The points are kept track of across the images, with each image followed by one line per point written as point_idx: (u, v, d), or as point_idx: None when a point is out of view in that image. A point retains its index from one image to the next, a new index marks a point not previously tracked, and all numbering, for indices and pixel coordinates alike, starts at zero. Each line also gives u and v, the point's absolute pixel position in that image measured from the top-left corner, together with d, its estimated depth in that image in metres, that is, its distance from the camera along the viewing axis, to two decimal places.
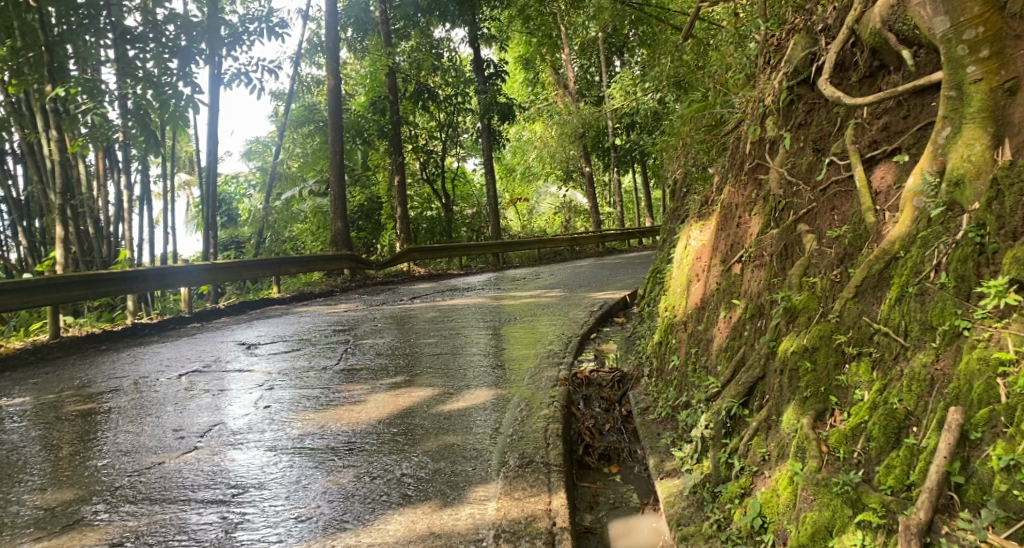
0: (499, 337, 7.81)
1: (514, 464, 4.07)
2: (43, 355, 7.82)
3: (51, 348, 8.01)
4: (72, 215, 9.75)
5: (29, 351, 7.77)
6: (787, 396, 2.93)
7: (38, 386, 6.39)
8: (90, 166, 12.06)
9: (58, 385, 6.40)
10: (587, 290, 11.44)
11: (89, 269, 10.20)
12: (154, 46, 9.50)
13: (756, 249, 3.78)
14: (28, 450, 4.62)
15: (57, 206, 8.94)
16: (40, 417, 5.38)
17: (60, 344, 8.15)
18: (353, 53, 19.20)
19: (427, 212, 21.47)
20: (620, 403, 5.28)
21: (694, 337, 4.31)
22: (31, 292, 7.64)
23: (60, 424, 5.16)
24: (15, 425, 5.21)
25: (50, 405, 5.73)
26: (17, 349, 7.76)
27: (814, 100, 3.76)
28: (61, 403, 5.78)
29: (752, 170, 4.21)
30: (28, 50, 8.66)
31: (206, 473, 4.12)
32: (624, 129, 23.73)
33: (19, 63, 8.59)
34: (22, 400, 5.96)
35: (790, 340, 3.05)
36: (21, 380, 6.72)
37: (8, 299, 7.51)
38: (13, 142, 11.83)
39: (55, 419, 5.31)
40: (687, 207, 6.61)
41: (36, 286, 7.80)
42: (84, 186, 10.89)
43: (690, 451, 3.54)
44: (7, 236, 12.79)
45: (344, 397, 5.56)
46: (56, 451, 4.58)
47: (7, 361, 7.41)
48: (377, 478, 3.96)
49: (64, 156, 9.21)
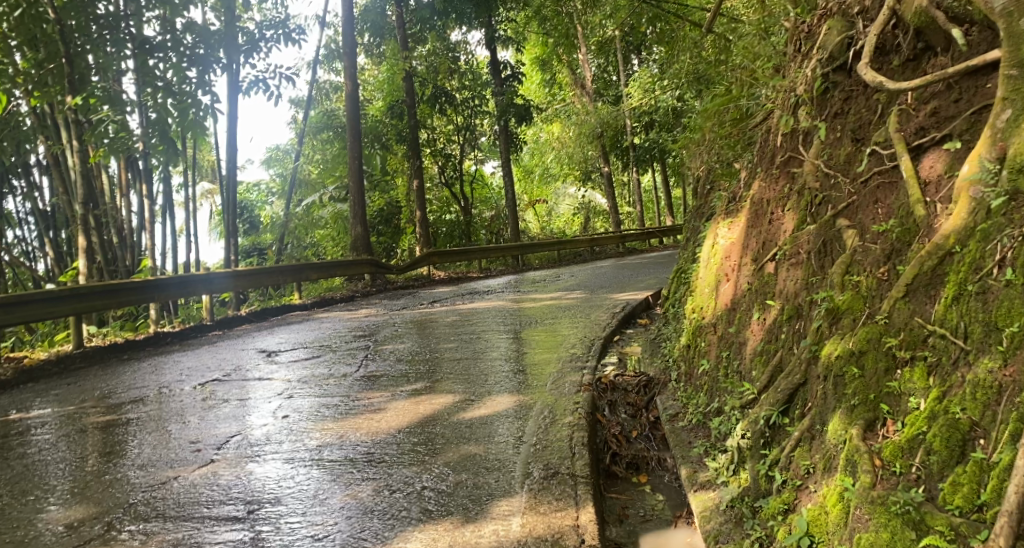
0: (521, 341, 7.63)
1: (539, 475, 3.88)
2: (65, 365, 7.75)
3: (72, 358, 7.93)
4: (94, 225, 9.69)
5: (51, 362, 7.70)
6: (833, 405, 2.73)
7: (59, 398, 6.30)
8: (113, 176, 12.03)
9: (79, 396, 6.32)
10: (608, 291, 11.23)
11: (112, 279, 10.15)
12: (173, 56, 9.34)
13: (792, 247, 3.58)
14: (46, 463, 4.52)
15: (79, 217, 8.88)
16: (58, 430, 5.29)
17: (82, 354, 8.08)
18: (370, 58, 19.14)
19: (446, 215, 21.36)
20: (647, 410, 5.09)
21: (725, 340, 4.11)
22: (54, 303, 7.57)
23: (80, 437, 5.07)
24: (36, 437, 5.13)
25: (70, 417, 5.65)
26: (39, 360, 7.69)
27: (852, 87, 3.54)
28: (82, 414, 5.69)
29: (784, 163, 4.01)
30: (49, 61, 8.49)
31: (221, 489, 3.98)
32: (643, 128, 23.49)
33: (43, 74, 8.55)
34: (44, 411, 5.89)
35: (833, 344, 2.85)
36: (43, 391, 6.64)
37: (30, 310, 7.45)
38: (38, 154, 11.85)
39: (74, 431, 5.22)
40: (712, 204, 6.42)
41: (59, 296, 7.73)
42: (106, 196, 10.83)
43: (725, 462, 3.34)
44: (34, 247, 12.83)
45: (363, 405, 5.41)
46: (75, 464, 4.48)
47: (30, 372, 7.33)
48: (396, 492, 3.79)
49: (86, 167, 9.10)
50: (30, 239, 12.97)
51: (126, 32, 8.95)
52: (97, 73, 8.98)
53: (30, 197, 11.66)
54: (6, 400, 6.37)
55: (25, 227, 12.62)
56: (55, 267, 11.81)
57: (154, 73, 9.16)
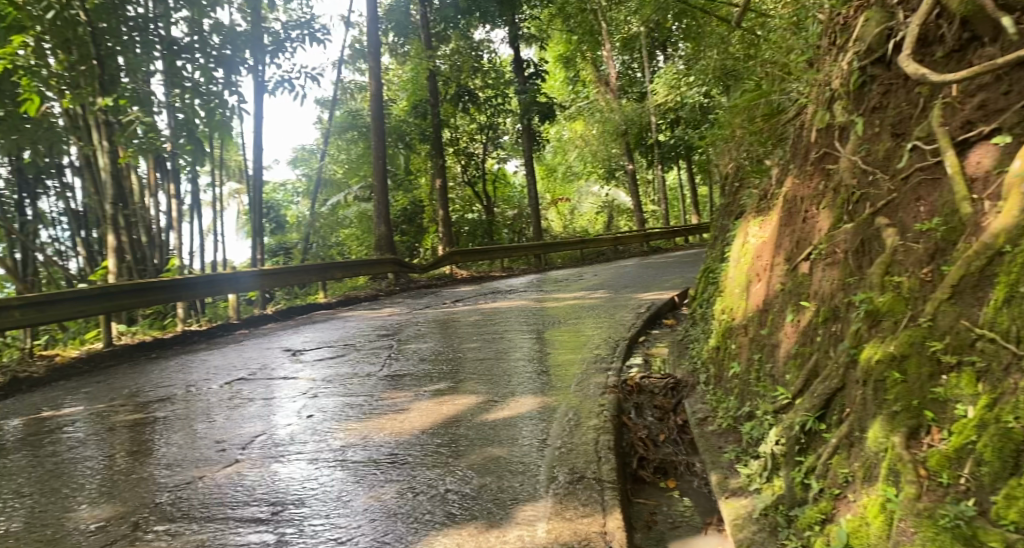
0: (545, 341, 7.55)
1: (565, 480, 3.80)
2: (95, 363, 7.81)
3: (102, 356, 7.99)
4: (124, 225, 9.76)
5: (82, 360, 7.76)
6: (872, 410, 2.63)
7: (88, 396, 6.33)
8: (143, 177, 12.11)
9: (108, 395, 6.34)
10: (633, 291, 11.11)
11: (142, 279, 10.22)
12: (201, 57, 9.36)
13: (827, 246, 3.46)
14: (76, 461, 4.53)
15: (109, 217, 8.93)
16: (87, 428, 5.30)
17: (112, 352, 8.13)
18: (394, 58, 19.16)
19: (469, 214, 21.32)
20: (675, 412, 4.98)
21: (757, 342, 4.00)
22: (85, 302, 7.62)
23: (110, 435, 5.07)
24: (67, 435, 5.15)
25: (100, 415, 5.67)
26: (70, 358, 7.75)
27: (891, 80, 3.42)
28: (111, 412, 5.71)
29: (819, 159, 3.89)
30: (82, 63, 8.51)
31: (245, 489, 3.95)
32: (668, 125, 23.29)
33: (76, 75, 8.47)
34: (74, 409, 5.92)
35: (873, 347, 2.74)
36: (73, 389, 6.68)
37: (62, 309, 7.50)
38: (71, 155, 11.96)
39: (104, 429, 5.23)
40: (741, 202, 6.29)
41: (89, 296, 7.78)
42: (137, 196, 10.91)
43: (757, 468, 3.24)
44: (67, 247, 12.97)
45: (387, 406, 5.37)
46: (104, 462, 4.48)
47: (61, 370, 7.39)
48: (420, 495, 3.73)
49: (117, 167, 9.16)
50: (63, 239, 13.12)
51: (154, 34, 9.04)
52: (128, 75, 8.99)
53: (62, 197, 11.78)
54: (37, 398, 6.42)
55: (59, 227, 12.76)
56: (86, 266, 11.92)
57: (182, 74, 9.22)
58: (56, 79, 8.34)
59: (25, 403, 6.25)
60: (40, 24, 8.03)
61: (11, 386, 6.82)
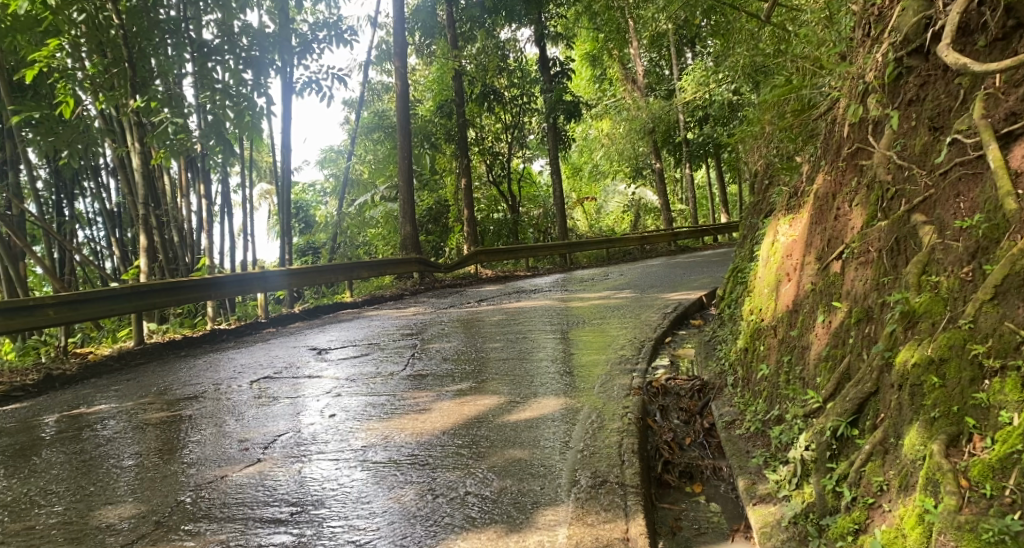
0: (569, 341, 7.46)
1: (587, 484, 3.71)
2: (126, 361, 7.86)
3: (133, 354, 8.04)
4: (156, 225, 9.84)
5: (113, 357, 7.82)
6: (909, 416, 2.51)
7: (118, 394, 6.36)
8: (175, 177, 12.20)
9: (137, 393, 6.37)
10: (659, 291, 10.97)
11: (173, 278, 10.29)
12: (230, 59, 9.34)
13: (860, 245, 3.34)
14: (103, 459, 4.54)
15: (140, 217, 9.00)
16: (115, 425, 5.33)
17: (142, 350, 8.18)
18: (421, 58, 19.17)
19: (494, 214, 21.26)
20: (701, 415, 4.87)
21: (787, 343, 3.87)
22: (118, 301, 7.67)
23: (138, 433, 5.09)
24: (98, 432, 5.18)
25: (129, 412, 5.70)
26: (102, 356, 7.82)
27: (929, 71, 3.29)
28: (140, 410, 5.73)
29: (852, 155, 3.77)
30: (114, 65, 8.63)
31: (266, 489, 3.91)
32: (696, 123, 23.05)
33: (109, 78, 8.63)
34: (104, 407, 5.95)
35: (909, 350, 2.62)
36: (104, 387, 6.72)
37: (95, 308, 7.55)
38: (106, 156, 12.07)
39: (133, 427, 5.25)
40: (772, 200, 6.15)
41: (121, 294, 7.83)
42: (169, 196, 10.98)
43: (786, 474, 3.13)
44: (101, 246, 13.10)
45: (408, 405, 5.32)
46: (132, 460, 4.48)
47: (93, 367, 7.45)
48: (439, 497, 3.67)
49: (149, 168, 9.23)
50: (98, 239, 13.25)
51: (186, 36, 9.01)
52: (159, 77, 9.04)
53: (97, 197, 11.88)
54: (69, 396, 6.47)
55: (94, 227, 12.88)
56: (120, 266, 12.03)
57: (212, 76, 9.20)
58: (89, 82, 8.44)
59: (57, 400, 6.30)
60: (74, 27, 8.13)
61: (44, 383, 6.88)
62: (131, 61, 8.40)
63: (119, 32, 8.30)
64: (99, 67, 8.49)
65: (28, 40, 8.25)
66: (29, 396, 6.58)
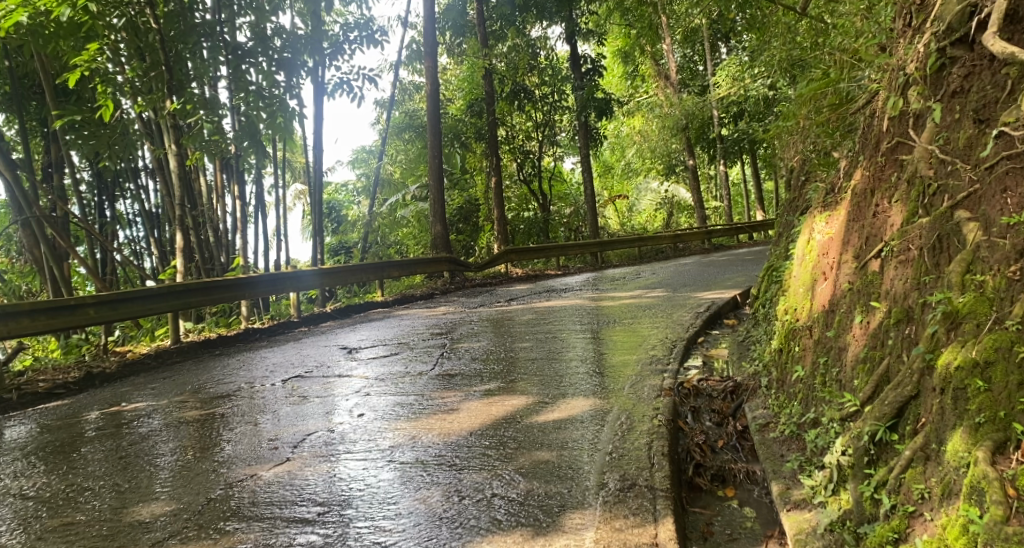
0: (599, 341, 7.39)
1: (615, 487, 3.65)
2: (164, 359, 7.96)
3: (170, 352, 8.14)
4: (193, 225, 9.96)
5: (150, 355, 7.92)
6: (952, 421, 2.40)
7: (155, 392, 6.45)
8: (212, 177, 12.32)
9: (173, 391, 6.43)
10: (692, 290, 10.84)
11: (209, 277, 10.39)
12: (263, 61, 9.39)
13: (900, 242, 3.23)
14: (139, 456, 4.59)
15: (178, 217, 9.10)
16: (152, 423, 5.38)
17: (178, 349, 8.27)
18: (452, 57, 19.18)
19: (525, 212, 21.22)
20: (734, 418, 4.77)
21: (823, 344, 3.78)
22: (155, 300, 7.76)
23: (175, 430, 5.15)
24: (135, 429, 5.25)
25: (166, 410, 5.76)
26: (140, 354, 7.92)
27: (974, 61, 3.16)
28: (176, 408, 5.79)
29: (892, 149, 3.66)
30: (153, 69, 8.68)
31: (295, 488, 3.91)
32: (730, 119, 22.76)
33: (147, 81, 8.68)
34: (142, 404, 6.04)
35: (951, 352, 2.51)
36: (142, 385, 6.81)
37: (134, 307, 7.65)
38: (146, 157, 12.18)
39: (169, 424, 5.31)
40: (809, 198, 6.02)
41: (159, 294, 7.93)
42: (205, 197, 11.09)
43: (822, 480, 3.03)
44: (142, 246, 13.24)
45: (437, 405, 5.31)
46: (168, 458, 4.52)
47: (131, 365, 7.56)
48: (465, 499, 3.63)
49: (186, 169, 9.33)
50: (139, 239, 13.38)
51: (221, 39, 9.07)
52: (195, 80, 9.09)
53: (136, 197, 11.99)
54: (108, 393, 6.57)
55: (135, 227, 13.02)
56: (159, 265, 12.15)
57: (246, 79, 9.24)
58: (129, 86, 8.58)
59: (96, 398, 6.40)
60: (114, 32, 8.24)
61: (85, 380, 6.99)
62: (167, 64, 8.48)
63: (156, 36, 8.37)
64: (138, 71, 8.61)
65: (70, 46, 8.36)
66: (71, 393, 6.69)
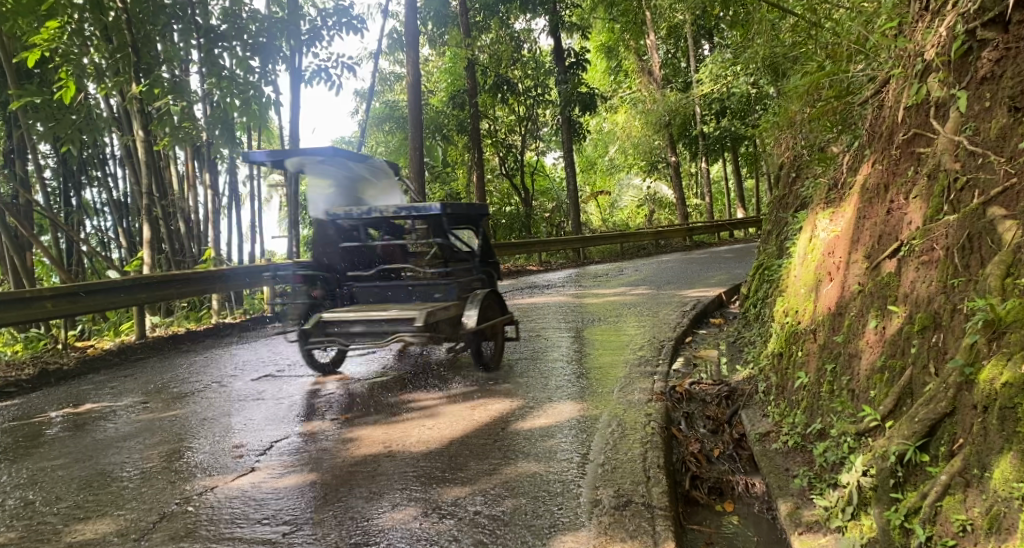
0: (583, 340, 7.12)
1: (609, 504, 3.36)
2: (127, 356, 7.52)
3: (135, 348, 7.72)
4: (163, 215, 9.45)
5: (113, 352, 7.49)
6: (999, 445, 2.16)
7: (113, 392, 6.04)
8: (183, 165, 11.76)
9: (134, 391, 6.05)
10: (677, 287, 10.58)
11: (179, 269, 9.92)
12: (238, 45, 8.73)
13: (922, 241, 2.99)
14: (88, 465, 4.21)
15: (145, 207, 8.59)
16: (108, 427, 5.00)
17: (144, 345, 7.85)
18: (434, 48, 18.65)
19: (506, 207, 20.87)
20: (730, 425, 4.51)
21: (829, 349, 3.54)
22: (119, 293, 7.30)
23: (135, 434, 4.78)
24: (91, 433, 4.86)
25: (126, 412, 5.38)
26: (102, 351, 7.48)
27: (1008, 43, 2.93)
28: (136, 410, 5.41)
29: (908, 141, 3.43)
30: (120, 51, 8.16)
31: (260, 504, 3.58)
32: (713, 116, 22.40)
33: (115, 62, 8.14)
34: (101, 405, 5.64)
35: (997, 366, 2.25)
36: (101, 383, 6.42)
37: (96, 301, 7.16)
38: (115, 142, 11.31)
39: (131, 427, 4.95)
40: (806, 196, 5.78)
41: (122, 287, 7.44)
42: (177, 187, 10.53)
43: (838, 502, 2.77)
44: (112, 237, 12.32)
45: (416, 409, 4.99)
46: (127, 465, 4.16)
47: (92, 362, 7.14)
48: (446, 518, 3.31)
49: (154, 156, 8.81)
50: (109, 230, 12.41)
51: (193, 21, 8.43)
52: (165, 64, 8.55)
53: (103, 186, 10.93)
54: (64, 392, 6.16)
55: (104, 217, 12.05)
56: (126, 256, 11.31)
57: (218, 63, 8.60)
58: (93, 67, 8.03)
59: (51, 398, 5.99)
60: (77, 11, 7.71)
61: (41, 379, 6.57)
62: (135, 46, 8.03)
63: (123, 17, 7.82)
64: (103, 52, 8.09)
65: (29, 24, 7.75)
66: (24, 393, 6.27)
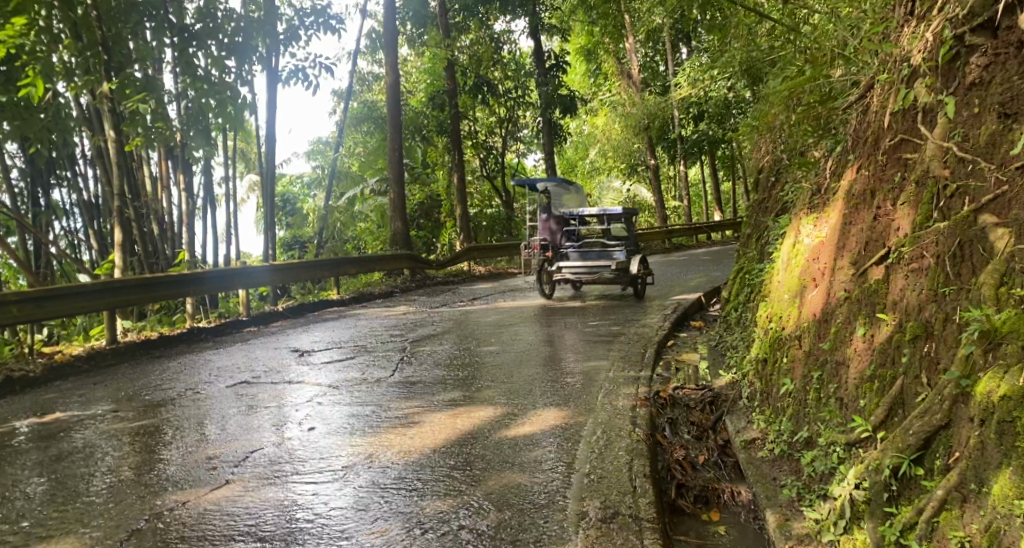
0: (564, 344, 7.05)
1: (596, 517, 3.29)
2: (97, 362, 7.33)
3: (105, 354, 7.52)
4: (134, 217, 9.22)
5: (82, 358, 7.28)
6: (997, 459, 2.12)
7: (82, 400, 5.86)
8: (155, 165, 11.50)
9: (104, 399, 5.86)
10: (658, 290, 10.56)
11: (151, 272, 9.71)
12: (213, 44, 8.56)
13: (911, 249, 2.96)
14: (55, 479, 4.06)
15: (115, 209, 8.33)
16: (75, 438, 4.83)
17: (114, 350, 7.65)
18: (412, 49, 18.52)
19: (487, 209, 20.77)
20: (714, 431, 4.47)
21: (816, 356, 3.51)
22: (88, 297, 7.08)
23: (104, 445, 4.62)
24: (58, 444, 4.69)
25: (96, 422, 5.20)
26: (71, 356, 7.27)
27: (997, 49, 2.91)
28: (106, 419, 5.24)
29: (895, 147, 3.40)
30: (89, 50, 7.84)
31: (236, 518, 3.47)
32: (691, 120, 22.49)
33: (85, 60, 7.84)
34: (69, 414, 5.46)
35: (993, 379, 2.22)
36: (69, 392, 6.22)
37: (63, 306, 6.95)
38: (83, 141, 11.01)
39: (102, 438, 4.79)
40: (786, 199, 5.77)
41: (92, 291, 7.23)
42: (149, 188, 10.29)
43: (829, 514, 2.73)
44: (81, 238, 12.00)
45: (396, 417, 4.89)
46: (94, 479, 4.01)
47: (59, 369, 6.93)
48: (429, 532, 3.23)
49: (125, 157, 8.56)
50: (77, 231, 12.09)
51: (166, 19, 8.34)
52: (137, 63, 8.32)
53: (72, 186, 10.63)
54: (29, 401, 5.96)
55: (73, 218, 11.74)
56: (97, 258, 11.05)
57: (193, 63, 8.43)
58: (62, 66, 7.69)
59: (16, 407, 5.80)
60: (44, 7, 7.38)
61: (4, 387, 6.35)
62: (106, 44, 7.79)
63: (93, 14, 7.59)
64: (72, 50, 7.76)
65: None
66: None
